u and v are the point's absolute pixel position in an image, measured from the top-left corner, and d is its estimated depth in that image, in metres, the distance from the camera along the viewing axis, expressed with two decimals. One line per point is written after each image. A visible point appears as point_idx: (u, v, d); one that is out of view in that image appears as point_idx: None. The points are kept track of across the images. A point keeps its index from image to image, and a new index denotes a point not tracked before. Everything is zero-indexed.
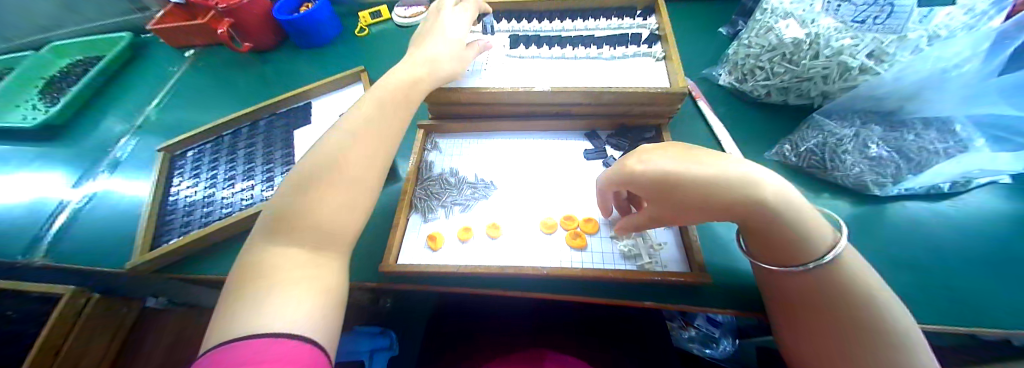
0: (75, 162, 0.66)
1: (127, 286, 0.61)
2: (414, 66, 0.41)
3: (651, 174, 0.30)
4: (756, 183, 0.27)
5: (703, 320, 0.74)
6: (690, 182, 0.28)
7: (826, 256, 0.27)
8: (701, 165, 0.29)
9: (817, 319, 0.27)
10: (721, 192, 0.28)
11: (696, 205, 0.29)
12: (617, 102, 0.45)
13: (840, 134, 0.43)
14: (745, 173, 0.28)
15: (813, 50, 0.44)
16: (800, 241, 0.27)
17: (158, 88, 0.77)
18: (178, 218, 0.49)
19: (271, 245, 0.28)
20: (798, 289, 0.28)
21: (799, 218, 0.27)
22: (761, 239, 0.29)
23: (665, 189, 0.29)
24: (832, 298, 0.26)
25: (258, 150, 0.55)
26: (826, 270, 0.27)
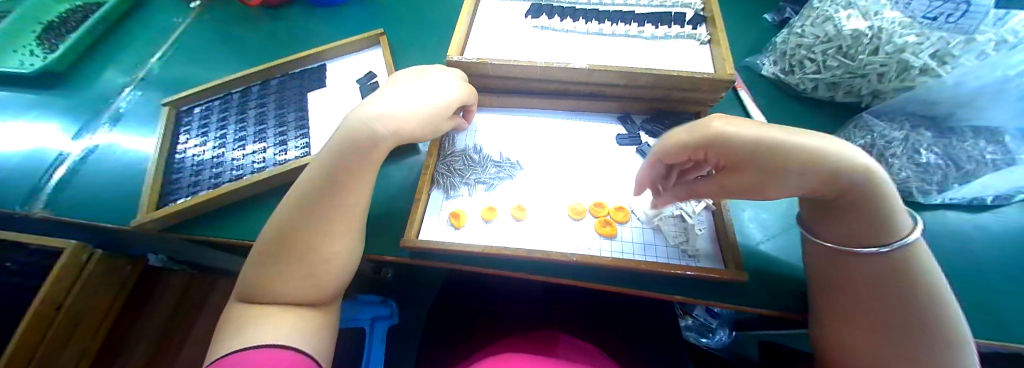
0: (73, 115, 0.63)
1: (130, 243, 0.59)
2: (379, 116, 0.34)
3: (745, 144, 0.23)
4: (859, 159, 0.23)
5: (701, 310, 0.74)
6: (792, 153, 0.22)
7: (903, 242, 0.24)
8: (803, 135, 0.23)
9: (879, 303, 0.25)
10: (827, 164, 0.23)
11: (789, 180, 0.24)
12: (656, 86, 0.43)
13: (890, 137, 0.41)
14: (843, 148, 0.23)
15: (873, 44, 0.41)
16: (885, 228, 0.24)
17: (162, 41, 0.73)
18: (185, 178, 0.47)
19: (271, 267, 0.32)
20: (869, 270, 0.26)
21: (888, 201, 0.24)
22: (832, 218, 0.28)
23: (752, 161, 0.24)
24: (908, 284, 0.24)
25: (270, 110, 0.52)
26: (907, 256, 0.24)
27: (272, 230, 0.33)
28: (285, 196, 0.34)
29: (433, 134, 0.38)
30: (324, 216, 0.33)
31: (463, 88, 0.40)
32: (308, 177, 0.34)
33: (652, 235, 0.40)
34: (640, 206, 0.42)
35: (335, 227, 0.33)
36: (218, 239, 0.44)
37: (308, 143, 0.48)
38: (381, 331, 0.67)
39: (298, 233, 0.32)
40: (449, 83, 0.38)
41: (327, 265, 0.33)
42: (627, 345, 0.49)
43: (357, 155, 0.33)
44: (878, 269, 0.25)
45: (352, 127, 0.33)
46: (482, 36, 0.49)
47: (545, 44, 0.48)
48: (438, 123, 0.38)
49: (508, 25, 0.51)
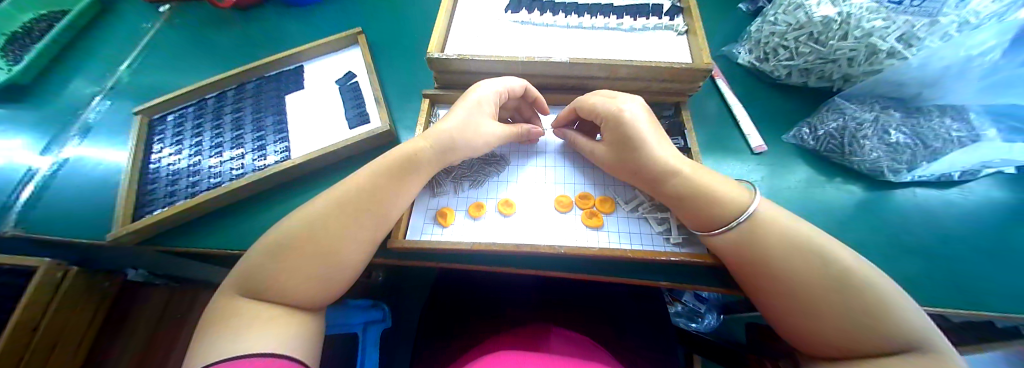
0: (37, 129, 0.60)
1: (109, 258, 0.57)
2: (436, 136, 0.40)
3: (614, 120, 0.38)
4: (660, 152, 0.36)
5: (690, 296, 0.75)
6: (616, 125, 0.38)
7: (741, 217, 0.32)
8: (654, 141, 0.37)
9: (759, 273, 0.31)
10: (631, 145, 0.37)
11: (612, 153, 0.39)
12: (635, 77, 0.44)
13: (861, 119, 0.43)
14: (674, 158, 0.36)
15: (843, 30, 0.42)
16: (720, 209, 0.33)
17: (131, 48, 0.71)
18: (161, 188, 0.46)
19: (267, 274, 0.32)
20: (734, 247, 0.32)
21: (706, 189, 0.34)
22: (687, 212, 0.35)
23: (613, 137, 0.38)
24: (760, 249, 0.31)
25: (247, 115, 0.51)
26: (745, 227, 0.32)
27: (271, 236, 0.34)
28: (306, 204, 0.36)
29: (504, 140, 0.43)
30: (342, 228, 0.34)
31: (502, 86, 0.42)
32: (340, 188, 0.36)
33: (638, 224, 0.40)
34: (622, 196, 0.43)
35: (346, 235, 0.34)
36: (197, 248, 0.43)
37: (288, 147, 0.47)
38: (373, 334, 0.67)
39: (305, 243, 0.33)
40: (503, 84, 0.42)
41: (318, 273, 0.33)
42: (618, 331, 0.51)
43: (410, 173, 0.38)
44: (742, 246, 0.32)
45: (407, 147, 0.39)
46: (462, 32, 0.49)
47: (525, 39, 0.48)
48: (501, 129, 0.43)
49: (488, 21, 0.50)
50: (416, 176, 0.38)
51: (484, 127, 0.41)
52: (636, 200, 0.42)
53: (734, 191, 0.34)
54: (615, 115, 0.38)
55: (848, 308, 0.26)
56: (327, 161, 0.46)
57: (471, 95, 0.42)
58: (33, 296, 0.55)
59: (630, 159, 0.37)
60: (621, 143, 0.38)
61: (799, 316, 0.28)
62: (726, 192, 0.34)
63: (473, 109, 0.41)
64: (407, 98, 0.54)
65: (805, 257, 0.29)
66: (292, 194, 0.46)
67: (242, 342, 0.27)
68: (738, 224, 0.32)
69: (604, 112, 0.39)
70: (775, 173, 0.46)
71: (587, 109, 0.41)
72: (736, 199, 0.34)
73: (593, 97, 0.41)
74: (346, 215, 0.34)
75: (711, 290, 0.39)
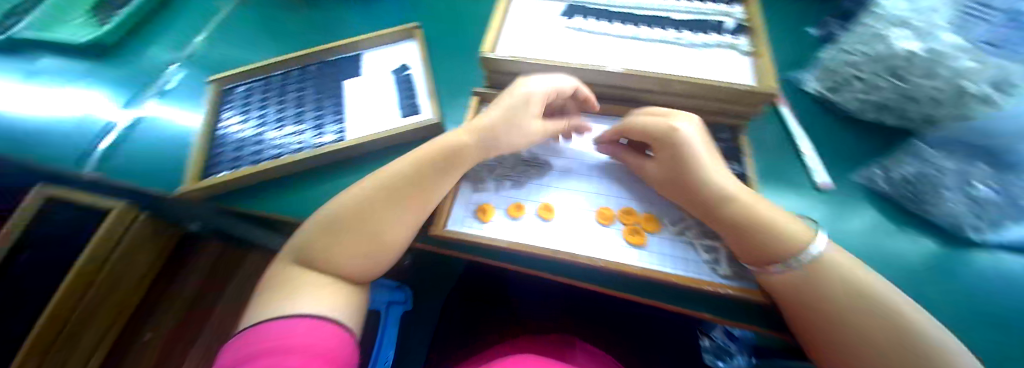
0: (122, 86, 0.67)
1: (170, 210, 0.63)
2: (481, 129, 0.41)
3: (671, 139, 0.38)
4: (716, 176, 0.36)
5: (720, 332, 0.72)
6: (672, 145, 0.37)
7: (801, 254, 0.32)
8: (709, 164, 0.36)
9: (815, 315, 0.30)
10: (684, 162, 0.37)
11: (665, 172, 0.39)
12: (693, 95, 0.42)
13: (942, 166, 0.39)
14: (728, 184, 0.36)
15: (927, 67, 0.39)
16: (780, 243, 0.32)
17: (209, 22, 0.77)
18: (227, 153, 0.49)
19: (325, 244, 0.34)
20: (793, 284, 0.31)
21: (766, 221, 0.33)
22: (743, 243, 0.34)
23: (667, 156, 0.38)
24: (822, 290, 0.30)
25: (308, 94, 0.54)
26: (804, 265, 0.31)
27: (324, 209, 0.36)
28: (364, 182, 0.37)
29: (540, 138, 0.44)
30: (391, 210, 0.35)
31: (552, 86, 0.41)
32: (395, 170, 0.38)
33: (682, 248, 0.39)
34: (668, 217, 0.42)
35: (393, 218, 0.35)
36: (253, 212, 0.46)
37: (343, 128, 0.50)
38: (394, 314, 0.72)
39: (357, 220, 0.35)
40: (554, 84, 0.42)
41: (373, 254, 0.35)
42: (642, 353, 0.49)
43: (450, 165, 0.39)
44: (808, 286, 0.31)
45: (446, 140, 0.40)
46: (518, 34, 0.50)
47: (581, 47, 0.48)
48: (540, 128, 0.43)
49: (545, 25, 0.51)
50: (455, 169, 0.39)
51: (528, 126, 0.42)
52: (683, 222, 0.41)
53: (793, 227, 0.34)
54: (669, 132, 0.38)
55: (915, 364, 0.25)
56: (377, 145, 0.48)
57: (519, 92, 0.42)
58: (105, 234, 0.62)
59: (681, 177, 0.37)
60: (676, 163, 0.37)
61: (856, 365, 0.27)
62: (784, 227, 0.33)
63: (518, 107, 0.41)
64: (456, 93, 0.56)
65: (871, 307, 0.28)
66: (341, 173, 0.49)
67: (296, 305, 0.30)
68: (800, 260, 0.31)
69: (658, 130, 0.39)
70: (835, 213, 0.43)
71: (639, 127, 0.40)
72: (795, 236, 0.33)
73: (644, 115, 0.41)
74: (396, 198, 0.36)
75: (754, 328, 0.37)
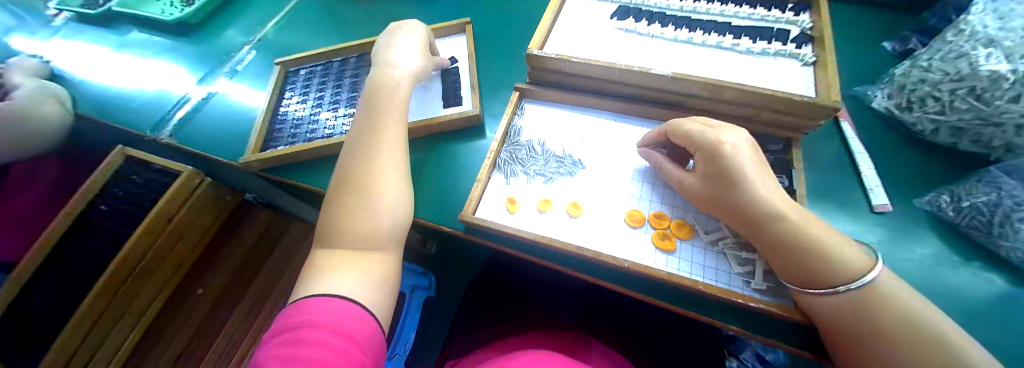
0: (200, 63, 0.74)
1: (229, 178, 0.69)
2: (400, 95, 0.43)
3: (711, 151, 0.35)
4: (761, 192, 0.33)
5: (750, 354, 0.68)
6: (712, 157, 0.35)
7: (853, 283, 0.29)
8: (753, 178, 0.34)
9: (865, 350, 0.28)
10: (725, 183, 0.34)
11: (704, 185, 0.37)
12: (743, 103, 0.41)
13: (1021, 197, 0.34)
14: (774, 201, 0.33)
15: (1014, 91, 0.35)
16: (829, 269, 0.30)
17: (277, 8, 0.83)
18: (286, 130, 0.53)
19: (346, 217, 0.35)
20: (839, 314, 0.30)
21: (813, 243, 0.31)
22: (784, 263, 0.33)
23: (707, 169, 0.36)
24: (875, 325, 0.28)
25: (362, 80, 0.57)
26: (856, 295, 0.29)
27: None
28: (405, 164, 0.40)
29: None
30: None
31: None
32: None
33: (714, 258, 0.38)
34: (702, 225, 0.41)
35: None
36: (305, 186, 0.50)
37: None
38: (417, 298, 0.74)
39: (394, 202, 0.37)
40: None
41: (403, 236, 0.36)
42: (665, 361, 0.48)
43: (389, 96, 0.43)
44: (855, 317, 0.29)
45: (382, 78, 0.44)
46: (566, 33, 0.50)
47: (630, 48, 0.48)
48: None
49: (595, 25, 0.51)
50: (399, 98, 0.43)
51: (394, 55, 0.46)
52: (718, 232, 0.40)
53: (851, 254, 0.31)
54: (712, 148, 0.35)
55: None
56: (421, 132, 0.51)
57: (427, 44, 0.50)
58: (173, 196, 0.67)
59: (720, 198, 0.35)
60: (716, 177, 0.35)
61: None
62: (840, 254, 0.31)
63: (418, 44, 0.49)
64: (499, 88, 0.57)
65: (935, 351, 0.25)
66: None
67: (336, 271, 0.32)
68: (851, 290, 0.29)
69: (701, 142, 0.36)
70: (891, 238, 0.40)
71: (683, 135, 0.38)
72: (852, 264, 0.30)
73: (690, 124, 0.38)
74: None
75: (789, 349, 0.35)
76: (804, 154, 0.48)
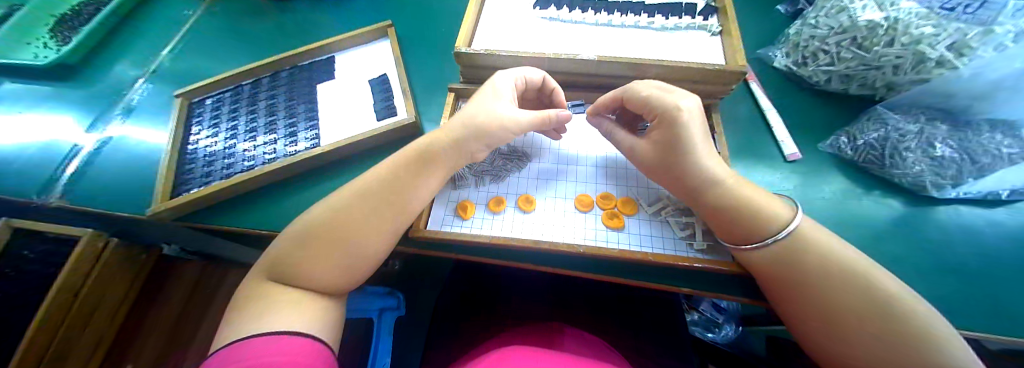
0: (86, 108, 0.64)
1: (147, 233, 0.61)
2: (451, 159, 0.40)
3: (671, 120, 0.35)
4: (706, 164, 0.35)
5: (707, 305, 0.75)
6: (672, 125, 0.35)
7: (781, 232, 0.32)
8: (703, 150, 0.35)
9: (794, 290, 0.30)
10: (676, 151, 0.36)
11: (656, 152, 0.37)
12: (666, 77, 0.43)
13: (904, 130, 0.41)
14: (717, 171, 0.35)
15: (889, 36, 0.41)
16: (760, 222, 0.33)
17: (173, 33, 0.74)
18: (198, 169, 0.48)
19: (295, 260, 0.33)
20: (773, 261, 0.32)
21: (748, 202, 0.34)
22: (726, 220, 0.34)
23: (662, 136, 0.37)
24: (803, 265, 0.30)
25: (280, 102, 0.53)
26: (785, 243, 0.32)
27: (308, 218, 0.35)
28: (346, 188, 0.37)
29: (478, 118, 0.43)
30: (361, 226, 0.35)
31: (520, 77, 0.42)
32: (381, 172, 0.38)
33: (658, 228, 0.40)
34: (645, 198, 0.42)
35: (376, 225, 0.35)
36: (231, 227, 0.45)
37: (317, 135, 0.48)
38: (388, 322, 0.68)
39: (330, 230, 0.34)
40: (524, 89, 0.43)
41: (347, 264, 0.34)
42: (632, 332, 0.50)
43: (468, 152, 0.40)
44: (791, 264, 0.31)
45: (429, 139, 0.40)
46: (490, 27, 0.49)
47: (554, 36, 0.48)
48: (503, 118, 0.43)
49: (517, 16, 0.51)
50: (482, 149, 0.41)
51: (502, 109, 0.40)
52: (659, 201, 0.42)
53: (774, 206, 0.34)
54: (670, 114, 0.36)
55: (895, 337, 0.25)
56: (355, 149, 0.48)
57: (488, 85, 0.42)
58: (75, 266, 0.56)
59: (669, 165, 0.37)
60: (669, 145, 0.36)
61: (835, 339, 0.28)
62: (768, 208, 0.34)
63: (495, 89, 0.41)
64: (432, 91, 0.55)
65: (852, 280, 0.28)
66: (319, 181, 0.48)
67: (270, 318, 0.29)
68: (779, 239, 0.32)
69: (658, 108, 0.36)
70: (808, 181, 0.45)
71: (640, 100, 0.38)
72: (777, 215, 0.33)
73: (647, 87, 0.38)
74: (381, 205, 0.36)
75: (734, 299, 0.38)
76: (720, 114, 0.51)
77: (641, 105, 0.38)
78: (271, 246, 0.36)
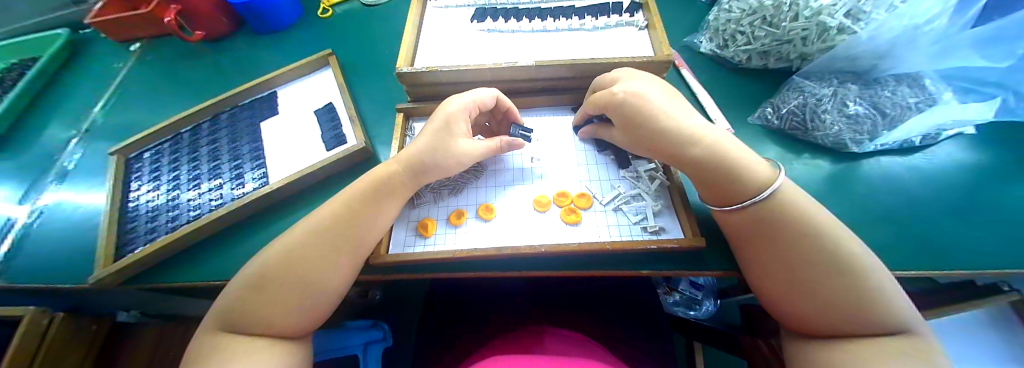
0: (17, 179, 0.60)
1: (98, 301, 0.57)
2: (411, 184, 0.40)
3: (634, 103, 0.38)
4: (687, 127, 0.36)
5: (686, 284, 0.74)
6: (634, 105, 0.38)
7: (761, 194, 0.32)
8: (676, 118, 0.37)
9: (765, 248, 0.31)
10: (644, 119, 0.37)
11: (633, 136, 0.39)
12: (602, 73, 0.45)
13: (820, 94, 0.45)
14: (699, 132, 0.35)
15: (793, 12, 0.44)
16: (739, 184, 0.33)
17: (105, 88, 0.71)
18: (141, 225, 0.46)
19: (249, 303, 0.33)
20: (745, 225, 0.33)
21: (733, 163, 0.34)
22: (715, 183, 0.35)
23: (633, 119, 0.38)
24: (771, 231, 0.31)
25: (223, 145, 0.51)
26: (765, 206, 0.32)
27: (259, 262, 0.34)
28: (297, 225, 0.36)
29: (433, 148, 0.39)
30: (317, 262, 0.34)
31: (471, 101, 0.41)
32: (333, 204, 0.38)
33: (616, 217, 0.41)
34: (600, 190, 0.44)
35: (332, 259, 0.35)
36: (183, 282, 0.43)
37: (265, 173, 0.47)
38: (374, 354, 0.66)
39: (284, 272, 0.34)
40: (477, 106, 0.42)
41: (303, 302, 0.33)
42: (610, 323, 0.51)
43: (423, 175, 0.40)
44: (772, 221, 0.31)
45: (386, 169, 0.40)
46: (428, 45, 0.50)
47: (491, 46, 0.49)
48: (468, 147, 0.41)
49: (455, 31, 0.52)
50: (431, 171, 0.40)
51: (459, 144, 0.40)
52: (613, 192, 0.43)
53: (758, 165, 0.34)
54: (623, 75, 0.41)
55: (842, 297, 0.27)
56: (306, 182, 0.47)
57: (440, 114, 0.41)
58: (21, 347, 0.47)
59: (630, 106, 0.38)
60: (638, 121, 0.37)
61: (795, 293, 0.29)
62: (750, 168, 0.33)
63: (449, 121, 0.40)
64: (381, 114, 0.55)
65: (814, 248, 0.29)
66: (273, 221, 0.46)
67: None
68: (761, 200, 0.32)
69: (616, 91, 0.39)
70: None
71: (598, 83, 0.43)
72: (761, 173, 0.33)
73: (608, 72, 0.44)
74: (336, 237, 0.35)
75: (691, 274, 0.39)
76: None
77: (598, 87, 0.43)
78: (228, 285, 0.35)
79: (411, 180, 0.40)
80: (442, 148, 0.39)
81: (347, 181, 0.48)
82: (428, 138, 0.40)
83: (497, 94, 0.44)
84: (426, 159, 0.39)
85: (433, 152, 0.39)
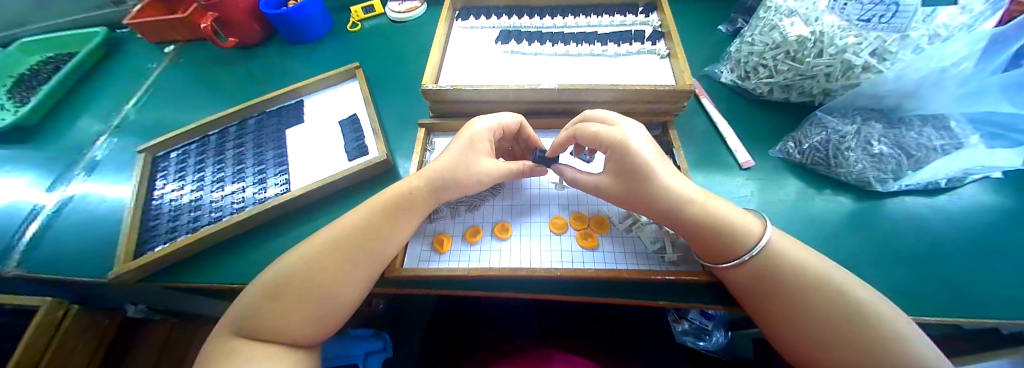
0: (46, 169, 0.61)
1: (111, 294, 0.57)
2: (431, 199, 0.40)
3: (630, 157, 0.36)
4: (681, 188, 0.36)
5: (696, 314, 0.73)
6: (626, 157, 0.36)
7: (754, 249, 0.33)
8: (671, 177, 0.36)
9: (771, 302, 0.31)
10: (640, 175, 0.36)
11: (624, 188, 0.38)
12: (624, 100, 0.46)
13: (843, 132, 0.44)
14: (689, 193, 0.36)
15: (818, 48, 0.44)
16: (733, 240, 0.34)
17: (138, 86, 0.73)
18: (163, 224, 0.46)
19: (264, 310, 0.33)
20: (747, 281, 0.33)
21: (723, 221, 0.35)
22: (709, 242, 0.35)
23: (627, 171, 0.37)
24: (768, 283, 0.32)
25: (248, 150, 0.52)
26: (761, 260, 0.32)
27: (277, 270, 0.35)
28: (315, 235, 0.37)
29: (455, 167, 0.40)
30: (334, 273, 0.34)
31: (496, 122, 0.42)
32: (352, 216, 0.38)
33: (633, 244, 0.41)
34: (616, 216, 0.43)
35: (349, 271, 0.35)
36: (199, 283, 0.43)
37: (287, 179, 0.48)
38: None
39: (301, 281, 0.34)
40: (501, 129, 0.43)
41: (318, 313, 0.33)
42: (619, 353, 0.50)
43: (439, 191, 0.40)
44: (770, 275, 0.32)
45: (407, 183, 0.40)
46: (453, 63, 0.51)
47: (515, 68, 0.50)
48: (490, 168, 0.41)
49: (480, 51, 0.53)
50: (452, 188, 0.40)
51: (482, 165, 0.40)
52: (630, 217, 0.43)
53: (745, 220, 0.35)
54: (614, 118, 0.40)
55: (864, 347, 0.26)
56: (326, 191, 0.48)
57: (465, 133, 0.41)
58: (35, 338, 0.48)
59: (625, 158, 0.36)
60: (631, 174, 0.37)
61: (811, 348, 0.29)
62: (739, 224, 0.34)
63: (474, 142, 0.41)
64: (403, 126, 0.56)
65: (816, 301, 0.29)
66: (290, 228, 0.47)
67: None
68: (754, 255, 0.33)
69: (609, 136, 0.37)
70: (767, 187, 0.47)
71: (586, 118, 0.42)
72: (748, 229, 0.34)
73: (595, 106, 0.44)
74: (354, 250, 0.36)
75: (709, 307, 0.38)
76: (677, 129, 0.54)
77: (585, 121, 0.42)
78: (244, 291, 0.35)
79: (431, 194, 0.40)
80: (465, 169, 0.40)
81: (366, 192, 0.49)
82: (452, 158, 0.40)
83: (522, 119, 0.44)
84: (449, 178, 0.39)
85: (455, 171, 0.40)
